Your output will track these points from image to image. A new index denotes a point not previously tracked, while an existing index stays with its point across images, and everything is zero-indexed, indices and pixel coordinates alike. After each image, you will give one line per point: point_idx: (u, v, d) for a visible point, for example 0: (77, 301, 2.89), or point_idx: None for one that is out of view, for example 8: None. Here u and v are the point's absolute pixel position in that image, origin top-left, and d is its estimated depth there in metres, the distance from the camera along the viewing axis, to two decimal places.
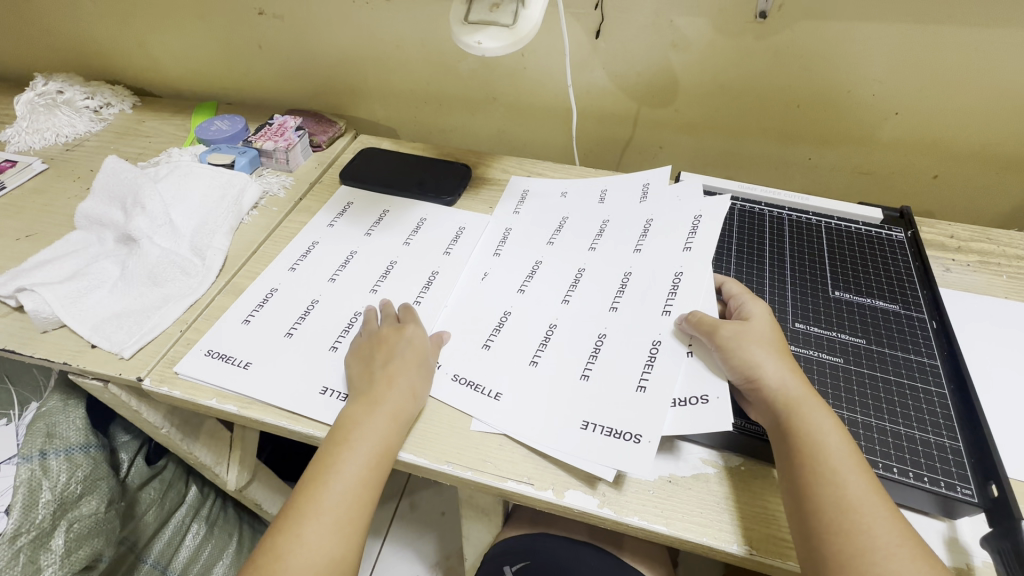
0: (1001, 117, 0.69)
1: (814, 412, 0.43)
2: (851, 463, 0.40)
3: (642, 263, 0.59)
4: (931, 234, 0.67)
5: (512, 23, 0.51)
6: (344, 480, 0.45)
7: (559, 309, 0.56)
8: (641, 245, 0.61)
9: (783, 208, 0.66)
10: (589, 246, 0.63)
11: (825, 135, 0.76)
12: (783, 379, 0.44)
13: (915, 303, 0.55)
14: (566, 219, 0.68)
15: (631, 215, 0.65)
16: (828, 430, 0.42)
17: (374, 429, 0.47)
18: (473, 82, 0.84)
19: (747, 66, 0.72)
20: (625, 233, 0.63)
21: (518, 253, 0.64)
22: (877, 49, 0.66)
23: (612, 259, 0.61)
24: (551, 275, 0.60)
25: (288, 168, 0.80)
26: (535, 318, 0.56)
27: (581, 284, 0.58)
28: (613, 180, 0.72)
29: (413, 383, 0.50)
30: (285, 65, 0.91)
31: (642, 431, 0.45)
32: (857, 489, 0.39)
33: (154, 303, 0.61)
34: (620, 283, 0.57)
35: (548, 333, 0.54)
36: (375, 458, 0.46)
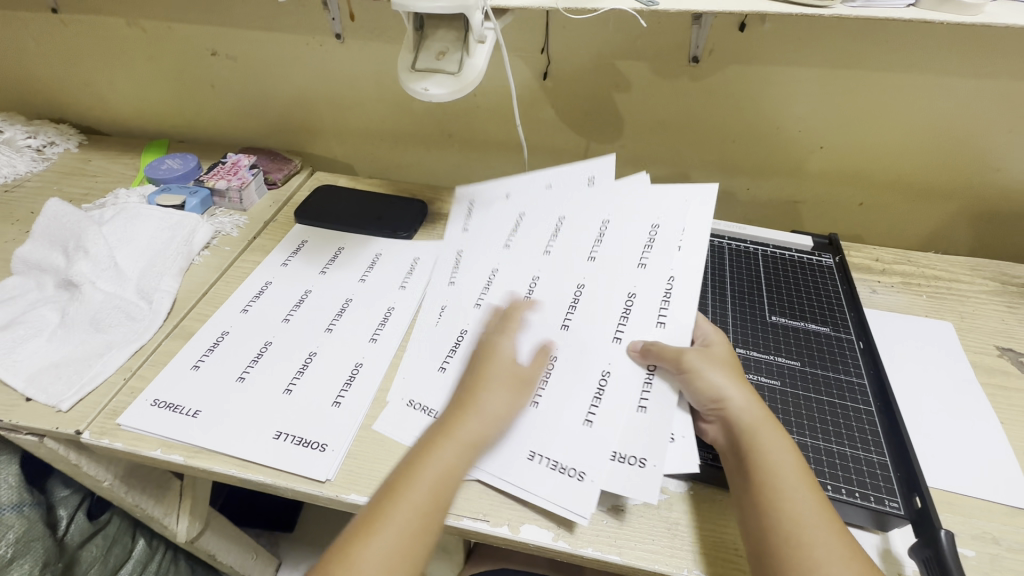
0: (911, 150, 0.76)
1: (772, 432, 0.45)
2: (807, 483, 0.42)
3: (596, 276, 0.58)
4: (859, 258, 0.72)
5: (457, 71, 0.53)
6: (416, 505, 0.42)
7: None
8: (593, 255, 0.60)
9: (724, 236, 0.69)
10: (544, 251, 0.63)
11: (759, 168, 0.81)
12: (745, 402, 0.46)
13: (844, 324, 0.58)
14: (520, 216, 0.67)
15: (588, 215, 0.64)
16: (780, 451, 0.44)
17: (453, 453, 0.45)
18: (428, 120, 0.86)
19: (684, 106, 0.77)
20: (580, 240, 0.62)
21: (471, 274, 0.64)
22: (800, 90, 0.72)
23: (564, 270, 0.60)
24: (504, 288, 0.60)
25: (242, 207, 0.80)
26: None
27: (535, 294, 0.58)
28: (552, 172, 0.68)
29: (509, 407, 0.48)
30: (239, 104, 0.91)
31: (644, 455, 0.46)
32: (803, 505, 0.41)
33: (96, 351, 0.59)
34: (575, 296, 0.57)
35: None
36: (447, 486, 0.44)
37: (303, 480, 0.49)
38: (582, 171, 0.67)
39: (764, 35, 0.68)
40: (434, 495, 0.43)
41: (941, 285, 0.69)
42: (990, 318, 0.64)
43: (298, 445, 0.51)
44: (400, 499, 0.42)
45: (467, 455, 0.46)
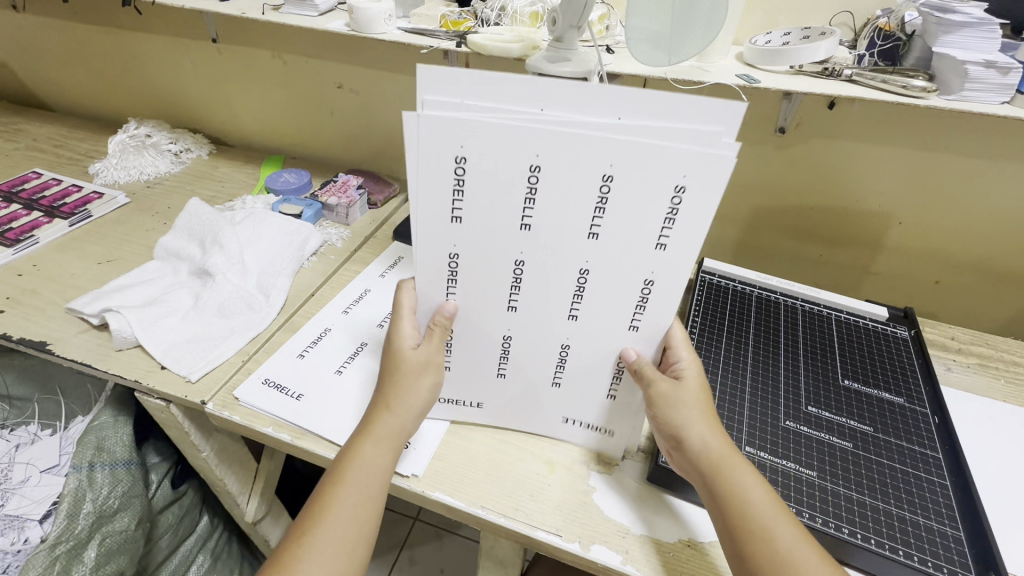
0: (993, 235, 0.77)
1: (734, 470, 0.45)
2: (777, 514, 0.43)
3: (604, 257, 0.45)
4: (934, 335, 0.73)
5: None
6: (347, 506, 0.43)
7: (508, 318, 0.50)
8: (597, 225, 0.43)
9: (797, 298, 0.72)
10: (591, 230, 0.43)
11: (834, 235, 0.84)
12: (704, 441, 0.46)
13: (918, 397, 0.59)
14: (535, 168, 0.41)
15: (583, 162, 0.40)
16: (743, 473, 0.45)
17: (374, 453, 0.46)
18: None
19: (767, 170, 0.81)
20: (568, 194, 0.42)
21: (424, 250, 0.47)
22: (882, 168, 0.75)
23: (557, 246, 0.45)
24: (476, 272, 0.47)
25: (346, 222, 0.89)
26: (486, 333, 0.52)
27: (525, 283, 0.48)
28: (536, 98, 0.39)
29: (409, 416, 0.48)
30: (352, 130, 1.03)
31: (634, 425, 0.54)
32: (772, 517, 0.42)
33: (220, 334, 0.67)
34: (575, 284, 0.47)
35: (504, 346, 0.52)
36: (378, 486, 0.45)
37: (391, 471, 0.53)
38: (597, 135, 0.40)
39: (853, 114, 0.72)
40: (360, 494, 0.44)
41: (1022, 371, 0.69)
42: None
43: None
44: (332, 503, 0.43)
45: (391, 452, 0.47)
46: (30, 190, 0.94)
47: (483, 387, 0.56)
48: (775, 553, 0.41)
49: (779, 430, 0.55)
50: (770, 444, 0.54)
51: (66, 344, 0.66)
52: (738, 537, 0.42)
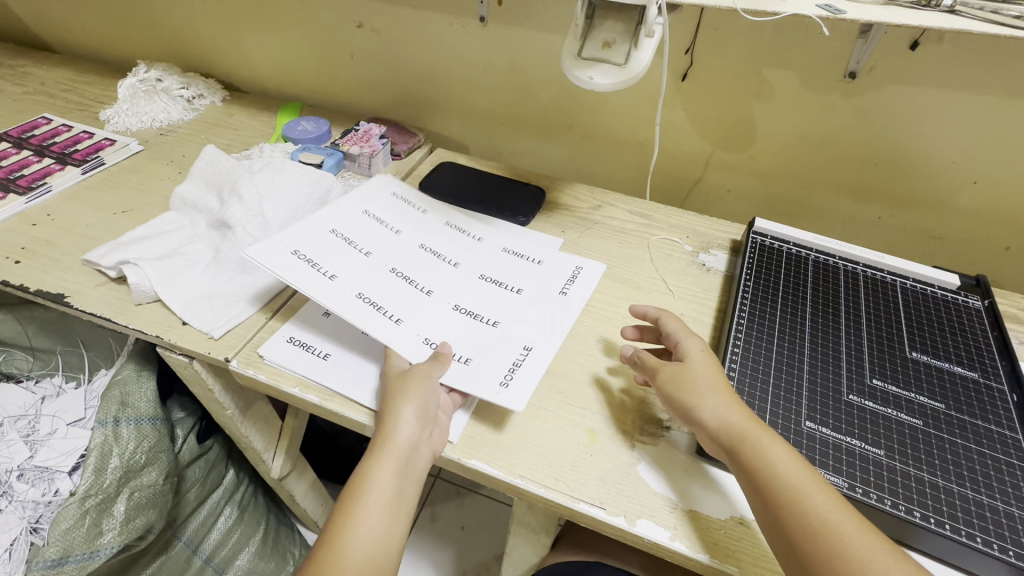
0: None
1: (763, 441, 0.44)
2: (809, 483, 0.41)
3: (415, 233, 0.69)
4: (1005, 305, 0.67)
5: (624, 62, 0.53)
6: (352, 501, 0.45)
7: (440, 298, 0.61)
8: (393, 228, 0.68)
9: (858, 262, 0.66)
10: (394, 232, 0.68)
11: (896, 195, 0.77)
12: (721, 415, 0.45)
13: (994, 373, 0.54)
14: (336, 232, 0.64)
15: (347, 215, 0.67)
16: (772, 444, 0.43)
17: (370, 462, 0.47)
18: (553, 109, 0.87)
19: (828, 121, 0.73)
20: (365, 231, 0.66)
21: (352, 311, 0.55)
22: (964, 120, 0.68)
23: (395, 247, 0.65)
24: (386, 288, 0.59)
25: (369, 173, 0.84)
26: (442, 310, 0.59)
27: (414, 276, 0.62)
28: (305, 226, 0.62)
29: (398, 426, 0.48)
30: (373, 75, 0.96)
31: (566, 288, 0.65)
32: (813, 491, 0.41)
33: (242, 289, 0.63)
34: (434, 254, 0.67)
35: (465, 310, 0.60)
36: (394, 507, 0.45)
37: None
38: (348, 216, 0.67)
39: (937, 56, 0.64)
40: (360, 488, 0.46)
41: None
42: None
43: None
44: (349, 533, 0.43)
45: (394, 472, 0.46)
46: (41, 137, 0.90)
47: (488, 337, 0.57)
48: (815, 527, 0.39)
49: (841, 404, 0.51)
50: (834, 420, 0.50)
51: (85, 297, 0.63)
52: (775, 514, 0.41)
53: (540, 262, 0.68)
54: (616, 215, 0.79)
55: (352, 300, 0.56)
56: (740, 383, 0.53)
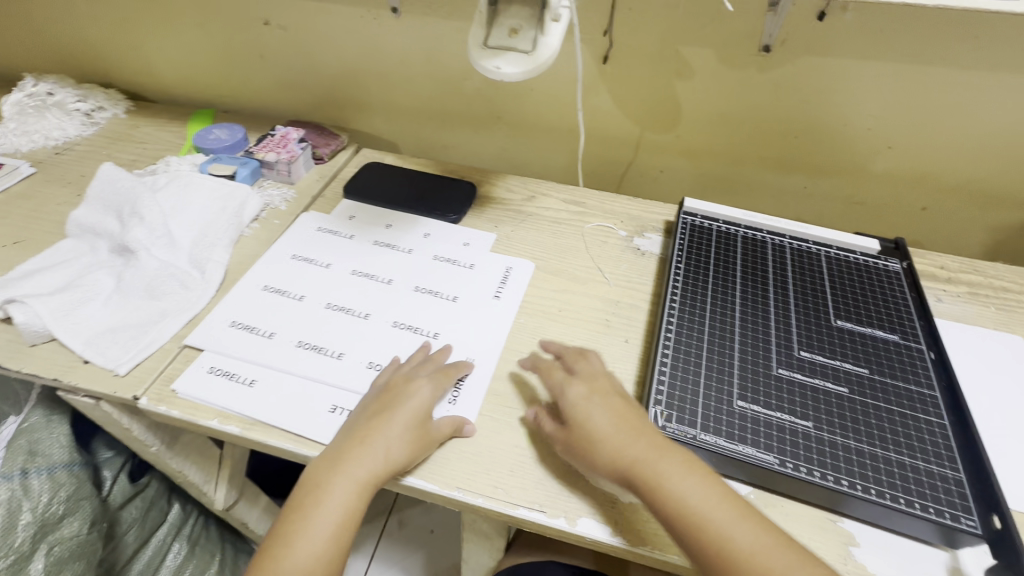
0: (988, 152, 0.72)
1: (662, 471, 0.43)
2: (710, 505, 0.42)
3: (351, 259, 0.67)
4: (923, 264, 0.70)
5: (531, 49, 0.51)
6: (324, 528, 0.44)
7: (380, 323, 0.60)
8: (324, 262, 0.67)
9: (785, 235, 0.67)
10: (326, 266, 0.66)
11: (818, 165, 0.79)
12: (620, 450, 0.45)
13: (913, 333, 0.56)
14: (270, 289, 0.63)
15: (280, 266, 0.66)
16: (675, 476, 0.43)
17: (352, 488, 0.45)
18: (479, 100, 0.85)
19: (748, 96, 0.74)
20: (298, 275, 0.65)
21: (295, 361, 0.55)
22: (874, 86, 0.69)
23: (331, 282, 0.64)
24: (322, 327, 0.59)
25: (289, 180, 0.79)
26: (381, 335, 0.58)
27: (350, 303, 0.62)
28: (237, 296, 0.62)
29: (405, 452, 0.47)
30: (287, 75, 0.91)
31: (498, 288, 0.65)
32: (722, 523, 0.41)
33: (151, 318, 0.59)
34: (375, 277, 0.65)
35: (406, 328, 0.59)
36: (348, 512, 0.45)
37: None
38: (279, 265, 0.66)
39: (842, 26, 0.65)
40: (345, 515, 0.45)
41: (1011, 296, 0.67)
42: None
43: None
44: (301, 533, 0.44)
45: (355, 485, 0.45)
46: None
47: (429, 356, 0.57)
48: (714, 556, 0.40)
49: (771, 379, 0.52)
50: (764, 397, 0.50)
51: None
52: (683, 543, 0.41)
53: (473, 266, 0.67)
54: (550, 205, 0.78)
55: (295, 349, 0.56)
56: (675, 373, 0.52)
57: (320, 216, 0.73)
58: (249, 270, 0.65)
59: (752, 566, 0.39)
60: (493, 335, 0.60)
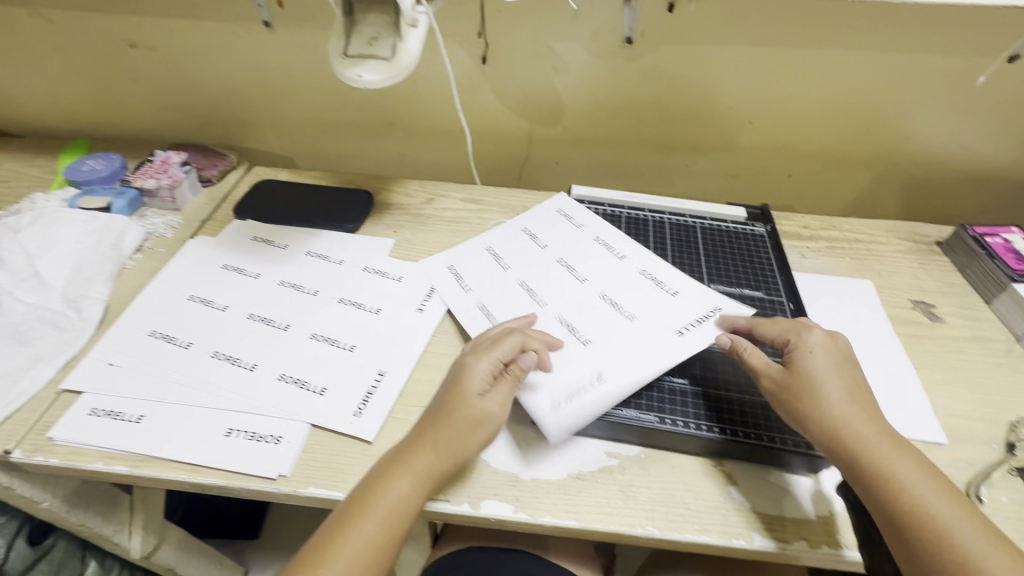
0: (834, 120, 0.80)
1: (896, 460, 0.43)
2: (948, 504, 0.41)
3: (252, 276, 0.65)
4: (789, 226, 0.78)
5: (391, 55, 0.52)
6: (371, 525, 0.44)
7: (295, 335, 0.59)
8: (224, 283, 0.64)
9: (664, 212, 0.73)
10: (220, 286, 0.64)
11: (694, 145, 0.85)
12: (858, 427, 0.44)
13: (775, 289, 0.62)
14: (159, 326, 0.59)
15: (166, 298, 0.62)
16: (907, 464, 0.43)
17: (408, 487, 0.45)
18: (369, 108, 0.85)
19: (622, 86, 0.79)
20: (188, 303, 0.62)
21: (197, 386, 0.53)
22: (729, 68, 0.75)
23: (240, 298, 0.62)
24: (227, 344, 0.57)
25: (175, 207, 0.76)
26: (295, 348, 0.57)
27: (261, 319, 0.60)
28: (113, 344, 0.57)
29: (468, 442, 0.47)
30: (165, 98, 0.87)
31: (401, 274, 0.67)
32: (947, 513, 0.40)
33: (22, 365, 0.55)
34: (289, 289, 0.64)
35: (321, 338, 0.58)
36: (399, 517, 0.44)
37: (254, 479, 0.48)
38: (167, 299, 0.62)
39: (692, 15, 0.70)
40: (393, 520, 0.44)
41: (863, 247, 0.75)
42: (905, 274, 0.72)
43: (250, 441, 0.50)
44: (347, 533, 0.43)
45: (416, 485, 0.45)
46: None
47: (343, 363, 0.56)
48: (947, 549, 0.39)
49: None
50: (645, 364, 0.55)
51: None
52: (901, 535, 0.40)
53: (401, 277, 0.66)
54: (449, 205, 0.80)
55: (205, 361, 0.55)
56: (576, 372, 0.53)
57: (208, 241, 0.70)
58: (135, 302, 0.62)
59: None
60: (409, 333, 0.60)
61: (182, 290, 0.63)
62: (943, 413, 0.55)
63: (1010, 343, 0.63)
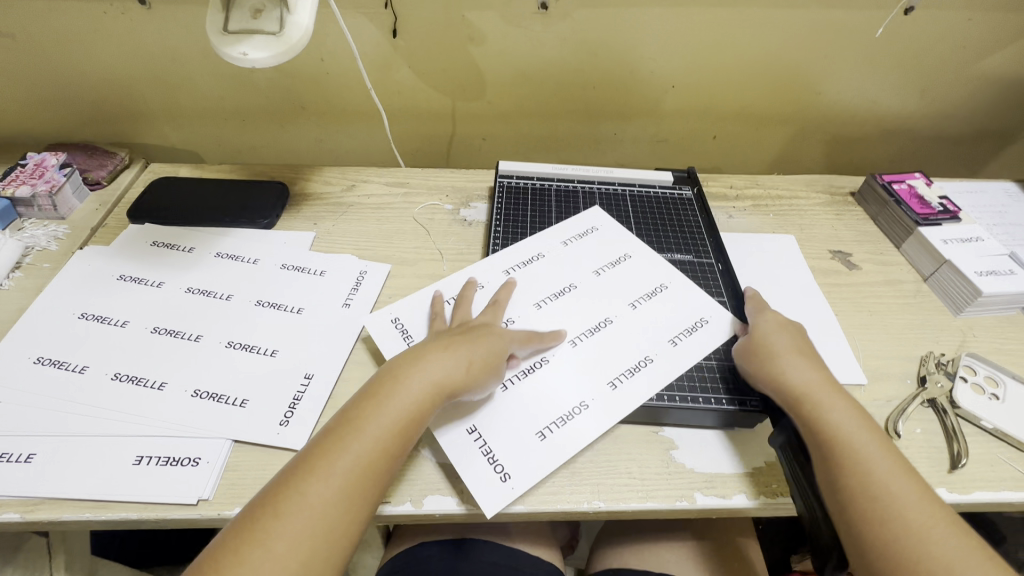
0: (751, 78, 0.81)
1: (863, 436, 0.43)
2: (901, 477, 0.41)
3: (151, 286, 0.59)
4: (716, 187, 0.79)
5: (278, 30, 0.47)
6: (380, 428, 0.42)
7: (207, 346, 0.54)
8: (117, 297, 0.58)
9: (594, 182, 0.73)
10: (116, 299, 0.58)
11: (620, 112, 0.84)
12: (827, 399, 0.45)
13: (705, 251, 0.64)
14: (44, 350, 0.53)
15: (54, 318, 0.55)
16: (835, 396, 0.46)
17: (421, 393, 0.45)
18: (274, 92, 0.78)
19: (542, 54, 0.76)
20: (79, 322, 0.55)
21: (95, 415, 0.48)
22: (647, 31, 0.74)
23: (139, 312, 0.56)
24: (125, 365, 0.52)
25: (59, 215, 0.68)
26: (208, 361, 0.52)
27: (164, 333, 0.54)
28: None
29: (475, 367, 0.47)
30: (34, 92, 0.76)
31: (325, 268, 0.63)
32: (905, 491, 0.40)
33: None
34: (198, 295, 0.59)
35: (239, 345, 0.54)
36: (407, 426, 0.43)
37: (172, 506, 0.44)
38: (53, 320, 0.55)
39: None
40: (391, 440, 0.42)
41: (785, 203, 0.78)
42: (824, 226, 0.75)
43: (164, 466, 0.45)
44: (355, 435, 0.42)
45: (427, 395, 0.45)
46: None
47: (264, 369, 0.52)
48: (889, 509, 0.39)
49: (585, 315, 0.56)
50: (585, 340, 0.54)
51: None
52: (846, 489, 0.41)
53: (324, 272, 0.62)
54: (372, 191, 0.75)
55: (105, 385, 0.50)
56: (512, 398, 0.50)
57: (99, 250, 0.63)
58: (14, 327, 0.55)
59: (914, 537, 0.38)
60: (336, 331, 0.57)
61: (71, 308, 0.56)
62: (863, 354, 0.58)
63: (918, 283, 0.67)
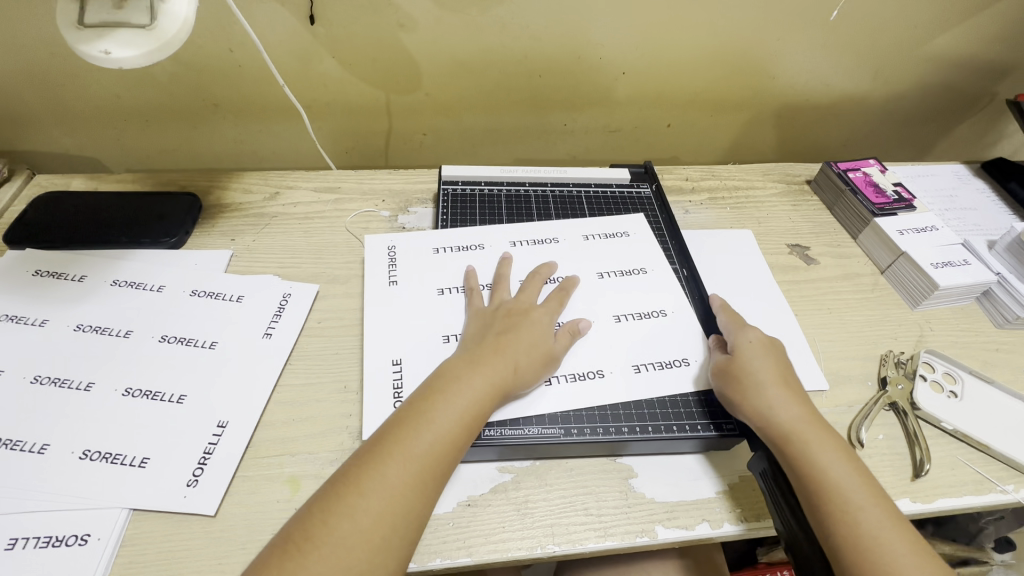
0: (705, 62, 0.77)
1: (855, 488, 0.40)
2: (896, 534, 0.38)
3: (31, 325, 0.50)
4: (672, 180, 0.75)
5: (148, 23, 0.40)
6: (445, 422, 0.41)
7: (99, 396, 0.46)
8: None
9: (546, 183, 0.68)
10: None
11: (570, 101, 0.79)
12: (816, 439, 0.42)
13: (667, 254, 0.60)
14: None
15: None
16: (825, 439, 0.42)
17: (484, 387, 0.43)
18: (180, 87, 0.69)
19: (482, 40, 0.69)
20: None
21: None
22: (594, 14, 0.68)
23: (15, 357, 0.48)
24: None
25: None
26: (100, 414, 0.45)
27: (47, 383, 0.47)
28: None
29: (529, 365, 0.46)
30: None
31: (244, 293, 0.55)
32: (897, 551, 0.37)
33: None
34: (89, 332, 0.51)
35: (138, 393, 0.47)
36: (471, 422, 0.42)
37: None
38: None
39: None
40: (445, 446, 0.40)
41: (742, 195, 0.75)
42: (781, 219, 0.72)
43: (43, 549, 0.39)
44: (424, 424, 0.40)
45: (489, 393, 0.43)
46: None
47: (169, 420, 0.45)
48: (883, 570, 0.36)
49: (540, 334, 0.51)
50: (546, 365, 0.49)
51: None
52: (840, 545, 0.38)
53: (242, 298, 0.55)
54: (299, 198, 0.68)
55: None
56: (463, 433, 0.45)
57: None
58: None
59: None
60: (257, 366, 0.50)
61: None
62: (823, 357, 0.56)
63: (875, 275, 0.66)
